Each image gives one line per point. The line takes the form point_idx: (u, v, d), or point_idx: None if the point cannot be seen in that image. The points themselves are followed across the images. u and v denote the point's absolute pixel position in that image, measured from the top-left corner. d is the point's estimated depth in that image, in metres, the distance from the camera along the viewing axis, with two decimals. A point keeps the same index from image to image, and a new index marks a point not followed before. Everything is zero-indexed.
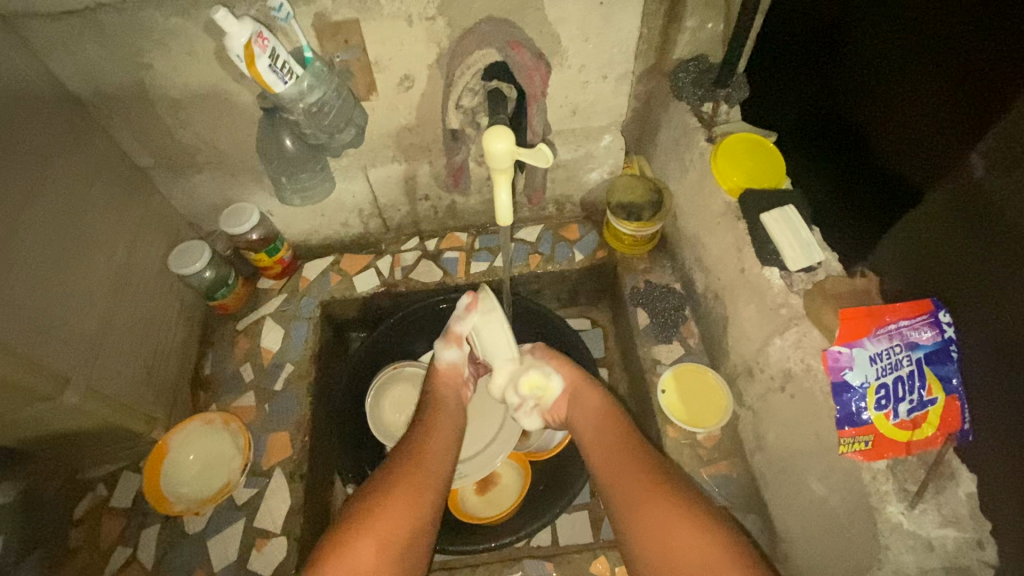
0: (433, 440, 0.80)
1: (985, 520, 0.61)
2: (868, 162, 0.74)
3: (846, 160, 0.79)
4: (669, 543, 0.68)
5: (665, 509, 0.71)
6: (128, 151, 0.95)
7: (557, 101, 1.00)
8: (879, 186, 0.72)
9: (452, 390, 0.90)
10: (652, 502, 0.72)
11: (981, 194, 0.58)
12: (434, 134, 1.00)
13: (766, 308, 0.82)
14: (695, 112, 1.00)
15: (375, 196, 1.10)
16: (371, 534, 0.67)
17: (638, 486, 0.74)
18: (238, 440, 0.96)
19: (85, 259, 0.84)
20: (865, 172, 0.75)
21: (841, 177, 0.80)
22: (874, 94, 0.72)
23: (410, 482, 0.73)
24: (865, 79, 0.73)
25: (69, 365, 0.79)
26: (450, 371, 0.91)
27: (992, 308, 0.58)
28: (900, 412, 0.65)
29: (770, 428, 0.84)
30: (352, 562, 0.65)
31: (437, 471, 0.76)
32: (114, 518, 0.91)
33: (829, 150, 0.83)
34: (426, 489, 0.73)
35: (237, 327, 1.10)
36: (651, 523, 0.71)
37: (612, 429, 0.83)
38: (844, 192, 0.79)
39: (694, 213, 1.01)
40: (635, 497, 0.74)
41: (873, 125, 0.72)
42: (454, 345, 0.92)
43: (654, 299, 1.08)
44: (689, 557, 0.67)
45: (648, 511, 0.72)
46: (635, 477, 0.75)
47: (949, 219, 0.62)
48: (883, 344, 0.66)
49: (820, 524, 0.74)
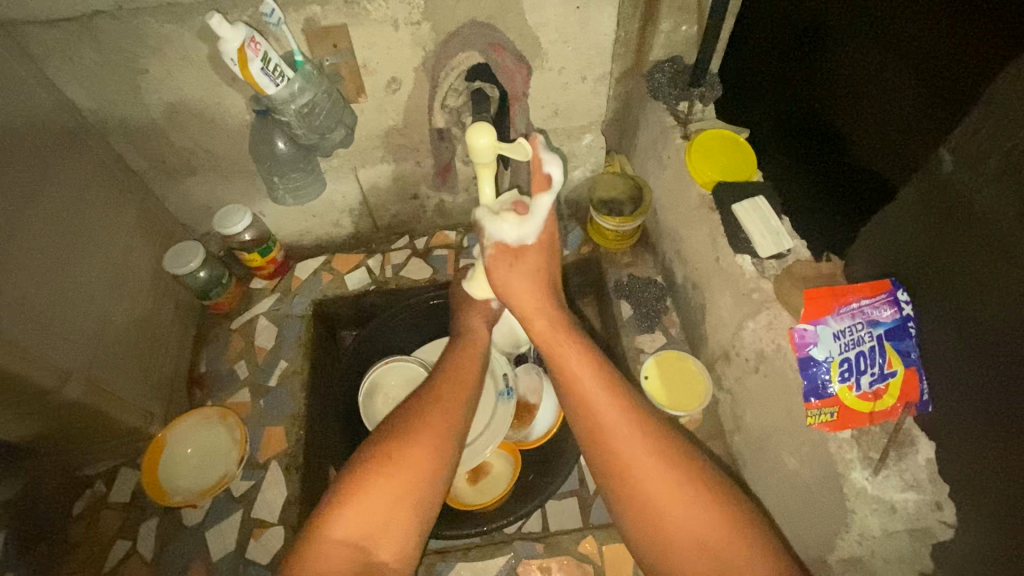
0: (450, 385, 0.79)
1: (943, 484, 0.65)
2: (846, 161, 0.78)
3: (824, 159, 0.82)
4: (647, 490, 0.66)
5: (646, 456, 0.67)
6: (123, 154, 0.98)
7: (539, 101, 1.04)
8: (858, 182, 0.76)
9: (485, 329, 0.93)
10: (633, 446, 0.68)
11: (949, 190, 0.60)
12: (421, 135, 1.03)
13: (739, 294, 0.87)
14: (671, 110, 1.04)
15: (365, 196, 1.13)
16: (386, 484, 0.67)
17: (624, 426, 0.69)
18: (235, 434, 0.98)
19: (82, 258, 0.86)
20: (844, 168, 0.78)
21: (818, 174, 0.84)
22: (850, 93, 0.75)
23: (427, 432, 0.72)
24: (842, 78, 0.76)
25: (67, 360, 0.80)
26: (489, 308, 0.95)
27: (949, 289, 0.63)
28: (862, 384, 0.70)
29: (747, 408, 0.88)
30: (364, 513, 0.65)
31: (452, 421, 0.75)
32: (112, 512, 0.93)
33: (806, 149, 0.87)
34: (442, 432, 0.73)
35: (231, 326, 1.12)
36: (638, 474, 0.67)
37: (582, 357, 0.74)
38: (823, 186, 0.83)
39: (672, 207, 1.05)
40: (619, 439, 0.68)
41: (851, 125, 0.76)
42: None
43: (637, 290, 1.12)
44: (670, 516, 0.65)
45: (630, 453, 0.67)
46: (620, 416, 0.70)
47: (919, 214, 0.65)
48: (847, 321, 0.71)
49: (794, 495, 0.79)
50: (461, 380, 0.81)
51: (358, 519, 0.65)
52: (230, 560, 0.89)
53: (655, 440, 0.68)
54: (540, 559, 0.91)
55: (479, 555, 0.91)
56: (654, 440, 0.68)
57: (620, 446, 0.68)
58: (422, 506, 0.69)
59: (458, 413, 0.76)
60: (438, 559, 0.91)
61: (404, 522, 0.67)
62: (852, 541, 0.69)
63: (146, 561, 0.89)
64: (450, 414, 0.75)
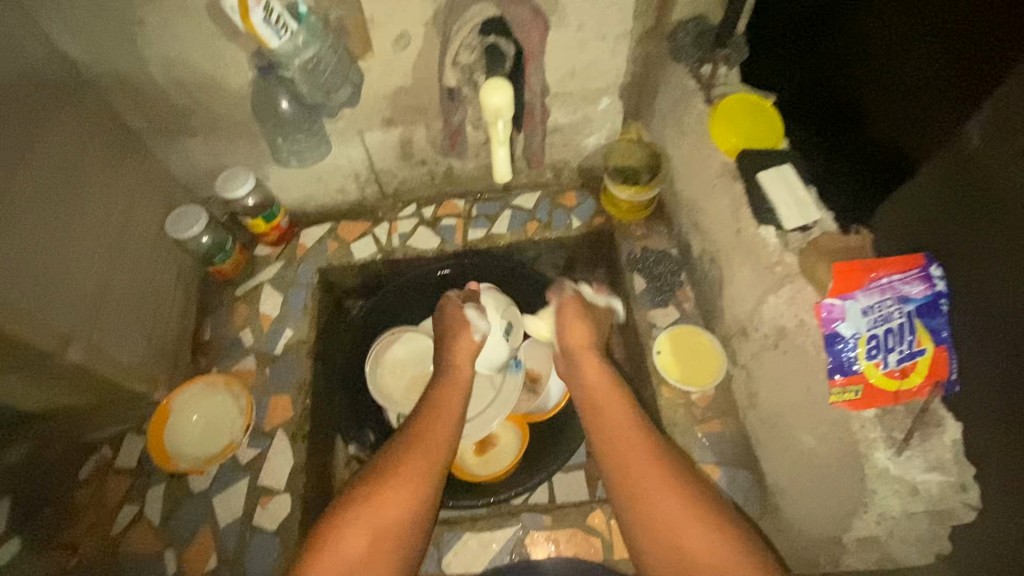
0: (437, 419, 0.81)
1: (969, 466, 0.62)
2: (862, 135, 0.75)
3: (839, 131, 0.79)
4: (646, 486, 0.72)
5: (645, 453, 0.75)
6: (121, 113, 0.95)
7: (555, 61, 1.00)
8: (872, 156, 0.73)
9: (471, 362, 0.92)
10: (632, 446, 0.76)
11: (975, 167, 0.59)
12: (430, 96, 0.99)
13: (761, 267, 0.83)
14: (693, 73, 0.99)
15: (372, 160, 1.09)
16: (363, 522, 0.68)
17: (625, 423, 0.79)
18: (240, 401, 0.97)
19: (80, 219, 0.84)
20: (858, 141, 0.75)
21: (831, 146, 0.81)
22: (870, 64, 0.72)
23: (409, 470, 0.73)
24: (863, 48, 0.72)
25: (68, 324, 0.79)
26: (474, 340, 0.94)
27: (980, 268, 0.60)
28: (889, 362, 0.66)
29: (763, 385, 0.85)
30: (342, 550, 0.66)
31: (436, 457, 0.76)
32: (120, 477, 0.93)
33: (820, 118, 0.83)
34: (428, 467, 0.74)
35: (235, 293, 1.10)
36: (647, 485, 0.72)
37: (608, 395, 0.83)
38: (835, 158, 0.80)
39: (691, 177, 1.01)
40: (620, 438, 0.78)
41: (869, 97, 0.73)
42: (482, 315, 0.97)
43: (651, 264, 1.09)
44: (691, 544, 0.66)
45: (656, 489, 0.71)
46: (620, 413, 0.80)
47: (945, 190, 0.63)
48: (875, 297, 0.67)
49: (808, 473, 0.77)
50: (446, 417, 0.82)
51: (336, 555, 0.65)
52: (236, 527, 0.88)
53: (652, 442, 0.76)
54: (548, 532, 0.88)
55: (486, 525, 0.89)
56: (649, 440, 0.76)
57: (623, 446, 0.77)
58: (402, 544, 0.69)
59: (443, 446, 0.77)
60: (445, 529, 0.89)
61: (382, 564, 0.67)
62: (871, 521, 0.68)
63: (155, 525, 0.89)
64: (433, 449, 0.76)
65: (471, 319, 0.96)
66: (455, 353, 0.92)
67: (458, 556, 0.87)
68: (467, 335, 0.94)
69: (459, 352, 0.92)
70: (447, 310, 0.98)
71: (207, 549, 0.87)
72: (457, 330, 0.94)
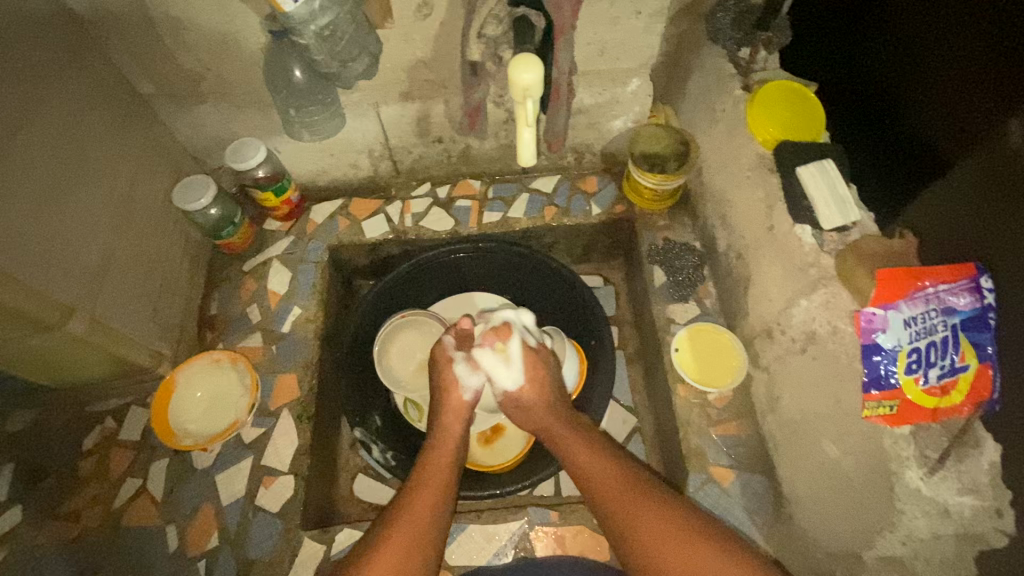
0: (423, 490, 0.75)
1: (1005, 490, 0.56)
2: (899, 131, 0.71)
3: (877, 127, 0.76)
4: (659, 543, 0.68)
5: (647, 506, 0.71)
6: (128, 75, 0.91)
7: (585, 36, 0.94)
8: (907, 152, 0.70)
9: (460, 424, 0.86)
10: (627, 498, 0.72)
11: (1010, 166, 0.55)
12: (451, 70, 0.94)
13: (793, 267, 0.79)
14: (731, 57, 0.93)
15: (386, 136, 1.05)
16: None
17: (616, 475, 0.75)
18: (245, 379, 0.95)
19: (84, 185, 0.80)
20: (895, 136, 0.72)
21: (867, 144, 0.77)
22: (915, 53, 0.68)
23: (404, 531, 0.70)
24: (909, 35, 0.68)
25: (72, 295, 0.77)
26: (465, 402, 0.88)
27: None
28: (930, 377, 0.62)
29: (785, 390, 0.82)
30: None
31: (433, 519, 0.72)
32: (123, 450, 0.92)
33: (856, 114, 0.80)
34: (413, 547, 0.69)
35: (244, 268, 1.07)
36: (651, 532, 0.69)
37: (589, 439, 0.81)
38: (873, 153, 0.76)
39: (723, 167, 0.96)
40: (613, 490, 0.74)
41: (907, 93, 0.70)
42: (476, 370, 0.91)
43: (673, 256, 1.04)
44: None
45: (663, 537, 0.68)
46: (605, 463, 0.77)
47: (976, 190, 0.59)
48: (919, 307, 0.63)
49: (829, 484, 0.73)
50: (433, 484, 0.76)
51: None
52: (238, 506, 0.87)
53: (652, 495, 0.72)
54: (554, 528, 0.86)
55: (491, 518, 0.87)
56: (647, 494, 0.72)
57: (617, 501, 0.73)
58: None
59: (432, 520, 0.72)
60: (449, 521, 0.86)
61: None
62: (896, 540, 0.65)
63: (157, 500, 0.88)
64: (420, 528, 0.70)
65: (461, 377, 0.90)
66: (445, 414, 0.87)
67: (461, 548, 0.84)
68: (458, 395, 0.89)
69: (446, 414, 0.87)
70: (439, 360, 0.92)
71: (209, 526, 0.86)
72: (448, 390, 0.89)
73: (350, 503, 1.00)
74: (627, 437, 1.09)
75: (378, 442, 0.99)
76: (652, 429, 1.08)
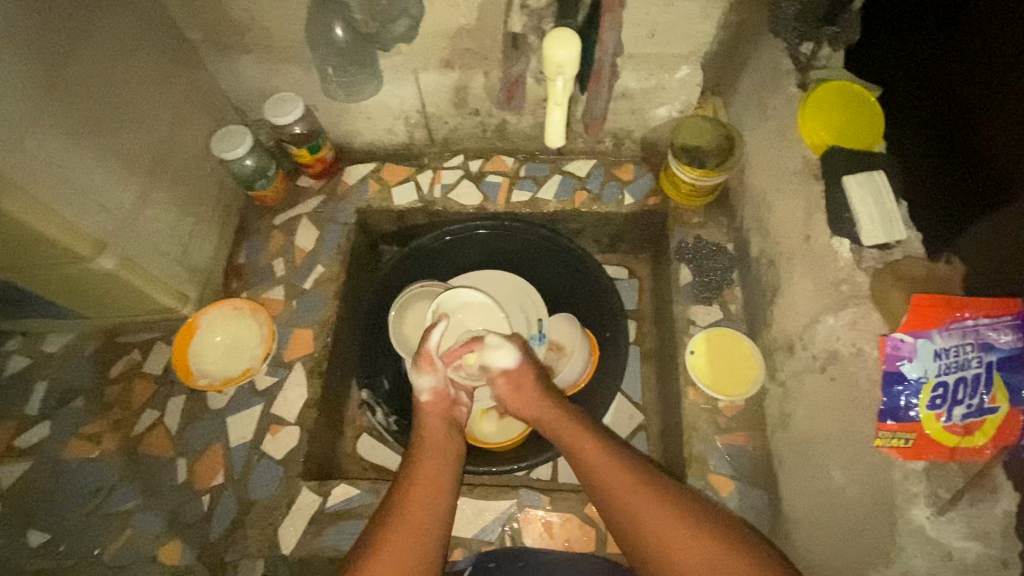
0: (417, 494, 0.73)
1: (1018, 541, 0.54)
2: (954, 141, 0.67)
3: (935, 134, 0.70)
4: (669, 542, 0.66)
5: (659, 508, 0.69)
6: (177, 21, 0.92)
7: (635, 17, 0.90)
8: (963, 164, 0.65)
9: (443, 421, 0.85)
10: (630, 491, 0.71)
11: None
12: (493, 40, 0.92)
13: (823, 282, 0.75)
14: (790, 52, 0.87)
15: (423, 103, 1.04)
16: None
17: (618, 471, 0.73)
18: (262, 330, 0.98)
19: (125, 125, 0.83)
20: (959, 140, 0.66)
21: (923, 151, 0.72)
22: (988, 51, 0.61)
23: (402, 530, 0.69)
24: (986, 28, 0.62)
25: (105, 230, 0.80)
26: (432, 401, 0.86)
27: None
28: (953, 415, 0.59)
29: (797, 407, 0.79)
30: None
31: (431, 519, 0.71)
32: (144, 381, 0.96)
33: (914, 121, 0.74)
34: (413, 551, 0.68)
35: (274, 221, 1.10)
36: (657, 524, 0.67)
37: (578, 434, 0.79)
38: (926, 163, 0.72)
39: (767, 167, 0.91)
40: (612, 481, 0.72)
41: (966, 101, 0.65)
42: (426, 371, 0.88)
43: (701, 256, 1.01)
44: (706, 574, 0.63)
45: (671, 532, 0.66)
46: (603, 458, 0.75)
47: None
48: (954, 340, 0.59)
49: (829, 510, 0.71)
50: (425, 488, 0.74)
51: None
52: (245, 449, 0.90)
53: (658, 490, 0.71)
54: (543, 514, 0.86)
55: (483, 494, 0.87)
56: (651, 490, 0.70)
57: (617, 494, 0.71)
58: None
59: (428, 520, 0.71)
60: None
61: None
62: None
63: (171, 433, 0.92)
64: (419, 535, 0.69)
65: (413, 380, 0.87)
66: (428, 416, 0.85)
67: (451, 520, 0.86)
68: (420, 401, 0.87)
69: (426, 414, 0.85)
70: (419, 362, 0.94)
71: (215, 464, 0.90)
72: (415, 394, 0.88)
73: (352, 460, 1.03)
74: (631, 433, 1.08)
75: (383, 406, 1.02)
76: (658, 429, 1.06)
